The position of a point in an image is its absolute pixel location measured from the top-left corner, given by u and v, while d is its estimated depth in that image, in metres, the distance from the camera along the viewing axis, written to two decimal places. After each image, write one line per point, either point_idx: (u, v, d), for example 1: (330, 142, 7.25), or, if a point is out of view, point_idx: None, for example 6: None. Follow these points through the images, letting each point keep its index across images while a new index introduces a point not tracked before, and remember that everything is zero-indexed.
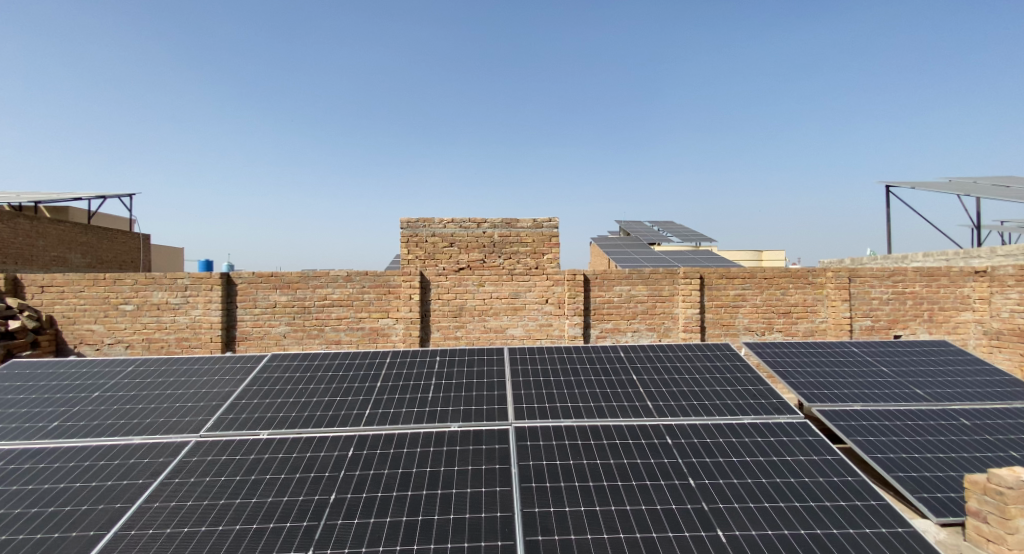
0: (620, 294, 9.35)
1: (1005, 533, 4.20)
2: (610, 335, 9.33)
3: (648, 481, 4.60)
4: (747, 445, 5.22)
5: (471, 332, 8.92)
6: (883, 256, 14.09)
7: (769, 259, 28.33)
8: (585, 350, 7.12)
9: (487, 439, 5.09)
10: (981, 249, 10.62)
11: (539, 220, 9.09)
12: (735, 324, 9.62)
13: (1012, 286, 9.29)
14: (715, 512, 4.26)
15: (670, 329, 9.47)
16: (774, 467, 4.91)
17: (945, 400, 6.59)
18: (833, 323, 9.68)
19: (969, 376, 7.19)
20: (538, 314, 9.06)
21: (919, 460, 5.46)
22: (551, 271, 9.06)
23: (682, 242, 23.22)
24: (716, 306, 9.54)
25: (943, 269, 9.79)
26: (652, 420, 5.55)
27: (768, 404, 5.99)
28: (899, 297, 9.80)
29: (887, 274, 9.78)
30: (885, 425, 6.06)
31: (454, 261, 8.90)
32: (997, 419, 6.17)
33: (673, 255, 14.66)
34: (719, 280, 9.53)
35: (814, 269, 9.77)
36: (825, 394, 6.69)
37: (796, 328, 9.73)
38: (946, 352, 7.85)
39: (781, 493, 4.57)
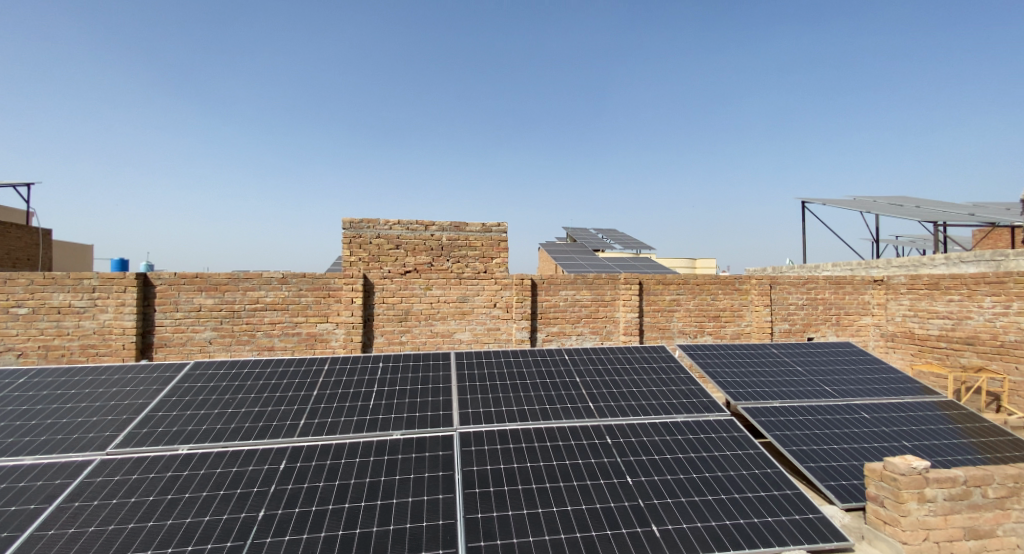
0: (565, 299, 9.56)
1: (898, 515, 4.61)
2: (556, 338, 9.50)
3: (589, 480, 4.71)
4: (680, 443, 5.49)
5: (417, 337, 8.75)
6: (800, 265, 15.42)
7: (703, 266, 30.13)
8: (531, 353, 7.18)
9: (430, 446, 4.99)
10: (879, 260, 11.92)
11: (488, 224, 9.09)
12: (671, 327, 10.12)
13: (903, 293, 10.49)
14: (650, 508, 4.45)
15: (611, 332, 9.79)
16: (704, 463, 5.20)
17: (849, 396, 7.31)
18: (756, 326, 10.44)
19: (869, 374, 8.02)
20: (486, 318, 9.05)
21: (827, 452, 6.02)
22: (499, 275, 9.08)
23: (624, 249, 24.13)
24: (654, 310, 10.00)
25: (849, 277, 10.87)
26: (593, 421, 5.70)
27: (699, 403, 6.35)
28: (813, 302, 10.76)
29: (803, 282, 10.71)
30: (800, 420, 6.61)
31: (399, 263, 8.69)
32: (891, 412, 6.93)
33: (615, 262, 15.20)
34: (657, 285, 10.00)
35: (740, 276, 10.48)
36: (749, 392, 7.19)
37: (724, 331, 10.41)
38: (851, 353, 8.70)
39: (709, 487, 4.85)
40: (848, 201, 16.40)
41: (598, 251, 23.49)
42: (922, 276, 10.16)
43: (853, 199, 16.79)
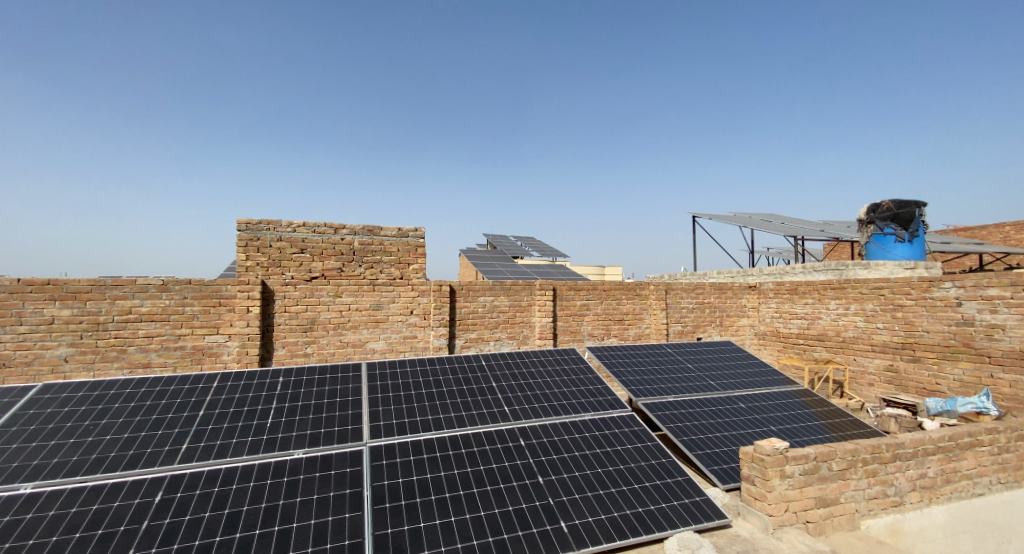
0: (484, 305, 9.65)
1: (765, 491, 5.29)
2: (474, 344, 9.53)
3: (502, 484, 4.81)
4: (588, 440, 5.80)
5: (325, 348, 8.26)
6: (692, 272, 17.13)
7: (611, 272, 32.08)
8: (447, 360, 7.13)
9: (337, 463, 4.73)
10: (754, 268, 13.59)
11: (404, 228, 8.88)
12: (581, 330, 10.64)
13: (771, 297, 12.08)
14: (559, 506, 4.66)
15: (527, 337, 10.05)
16: (608, 457, 5.56)
17: (729, 389, 8.24)
18: (654, 328, 11.37)
19: (746, 369, 9.11)
20: (402, 326, 8.80)
21: (711, 440, 6.74)
22: (416, 282, 8.91)
23: (541, 256, 24.90)
24: (566, 315, 10.45)
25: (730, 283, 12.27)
26: (507, 425, 5.80)
27: (605, 401, 6.76)
28: (701, 306, 11.97)
29: (693, 287, 11.88)
30: (689, 413, 7.31)
31: (305, 269, 8.18)
32: (762, 402, 7.94)
33: (531, 268, 15.64)
34: (569, 291, 10.47)
35: (641, 282, 11.34)
36: (648, 389, 7.79)
37: (628, 333, 11.17)
38: (731, 350, 9.79)
39: (613, 479, 5.21)
40: (730, 216, 18.53)
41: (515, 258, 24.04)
42: (785, 282, 11.78)
43: (734, 214, 19.01)
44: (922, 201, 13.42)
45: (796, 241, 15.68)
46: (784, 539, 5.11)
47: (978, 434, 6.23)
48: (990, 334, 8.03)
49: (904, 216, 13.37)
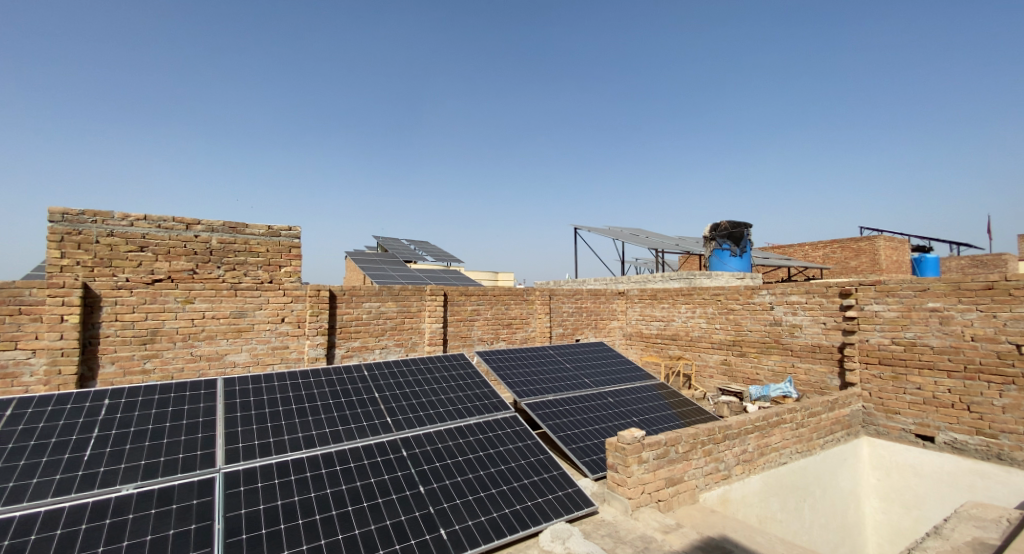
0: (369, 311, 9.23)
1: (626, 476, 5.88)
2: (356, 353, 9.05)
3: (380, 498, 4.67)
4: (471, 444, 5.90)
5: (170, 363, 7.16)
6: (573, 279, 18.37)
7: (503, 279, 32.71)
8: (327, 370, 6.66)
9: (179, 495, 4.14)
10: (624, 276, 15.02)
11: (275, 227, 8.13)
12: (471, 335, 10.72)
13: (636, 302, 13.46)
14: (439, 514, 4.68)
15: (416, 344, 9.84)
16: (490, 459, 5.71)
17: (601, 385, 9.00)
18: (539, 331, 11.92)
19: (616, 367, 10.00)
20: (270, 335, 7.99)
21: (585, 433, 7.31)
22: (289, 286, 8.18)
23: (434, 261, 24.57)
24: (456, 320, 10.45)
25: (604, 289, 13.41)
26: (388, 436, 5.62)
27: (490, 404, 6.92)
28: (579, 310, 12.89)
29: (573, 293, 12.74)
30: (567, 410, 7.83)
31: (145, 270, 7.06)
32: (628, 396, 8.81)
33: (423, 273, 15.41)
34: (459, 296, 10.48)
35: (528, 288, 11.83)
36: (531, 390, 8.15)
37: (515, 337, 11.55)
38: (604, 351, 10.67)
39: (494, 481, 5.37)
40: (606, 228, 20.30)
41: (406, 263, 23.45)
42: (648, 289, 13.22)
43: (612, 226, 20.79)
44: (750, 222, 16.10)
45: (657, 253, 17.72)
46: (640, 518, 5.72)
47: (783, 413, 7.64)
48: (792, 332, 9.90)
49: (737, 234, 15.87)
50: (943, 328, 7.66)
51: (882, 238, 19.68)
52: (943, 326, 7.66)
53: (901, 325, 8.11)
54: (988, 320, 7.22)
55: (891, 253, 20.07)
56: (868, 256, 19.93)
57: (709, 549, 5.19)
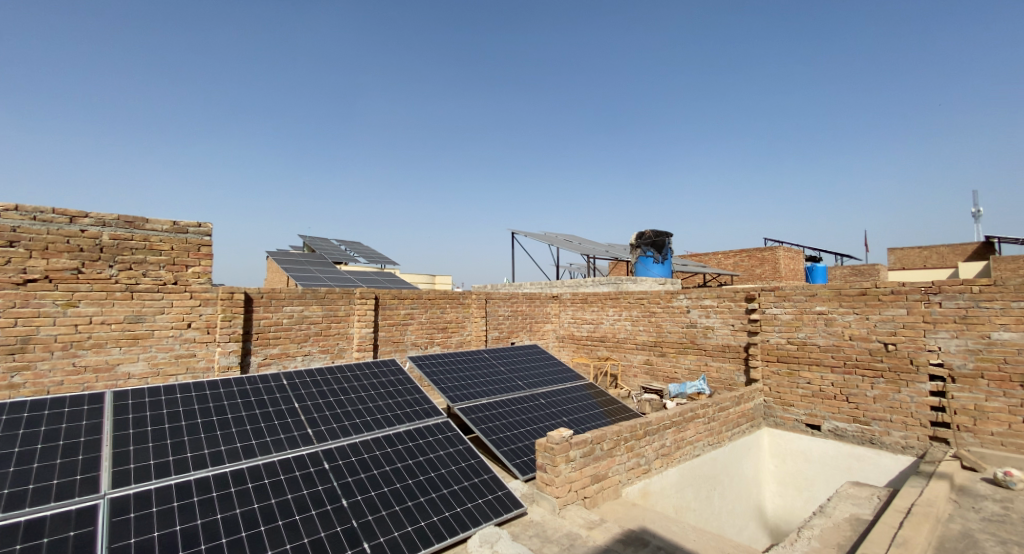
0: (290, 316, 8.70)
1: (554, 476, 6.01)
2: (275, 361, 8.49)
3: (297, 515, 4.41)
4: (399, 452, 5.72)
5: (47, 376, 6.29)
6: (509, 283, 18.54)
7: (439, 282, 32.27)
8: (244, 378, 6.16)
9: (53, 528, 3.64)
10: (558, 280, 15.40)
11: (181, 223, 7.42)
12: (403, 340, 10.44)
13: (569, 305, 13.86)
14: (362, 527, 4.50)
15: (343, 350, 9.42)
16: (419, 467, 5.58)
17: (534, 387, 9.14)
18: (475, 335, 11.89)
19: (550, 369, 10.20)
20: (173, 343, 7.28)
21: (516, 436, 7.39)
22: (196, 288, 7.52)
23: (366, 263, 23.68)
24: (388, 325, 10.13)
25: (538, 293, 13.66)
26: (308, 448, 5.29)
27: (420, 410, 6.78)
28: (514, 314, 13.02)
29: (509, 297, 12.84)
30: (499, 413, 7.86)
31: (17, 269, 6.16)
32: (560, 397, 9.02)
33: (354, 275, 14.80)
34: (392, 300, 10.18)
35: (464, 292, 11.75)
36: (464, 394, 8.09)
37: (450, 341, 11.42)
38: (539, 354, 10.84)
39: (423, 489, 5.27)
40: (541, 233, 20.71)
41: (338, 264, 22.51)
42: (579, 293, 13.65)
43: (547, 232, 21.26)
44: (671, 232, 17.17)
45: (589, 259, 18.36)
46: (566, 516, 5.87)
47: (697, 408, 8.20)
48: (706, 333, 10.66)
49: (660, 242, 16.85)
50: (828, 329, 8.61)
51: (782, 249, 21.85)
52: (828, 327, 8.61)
53: (795, 326, 9.03)
54: (863, 322, 8.22)
55: (789, 262, 22.32)
56: (771, 265, 21.99)
57: (630, 541, 5.42)
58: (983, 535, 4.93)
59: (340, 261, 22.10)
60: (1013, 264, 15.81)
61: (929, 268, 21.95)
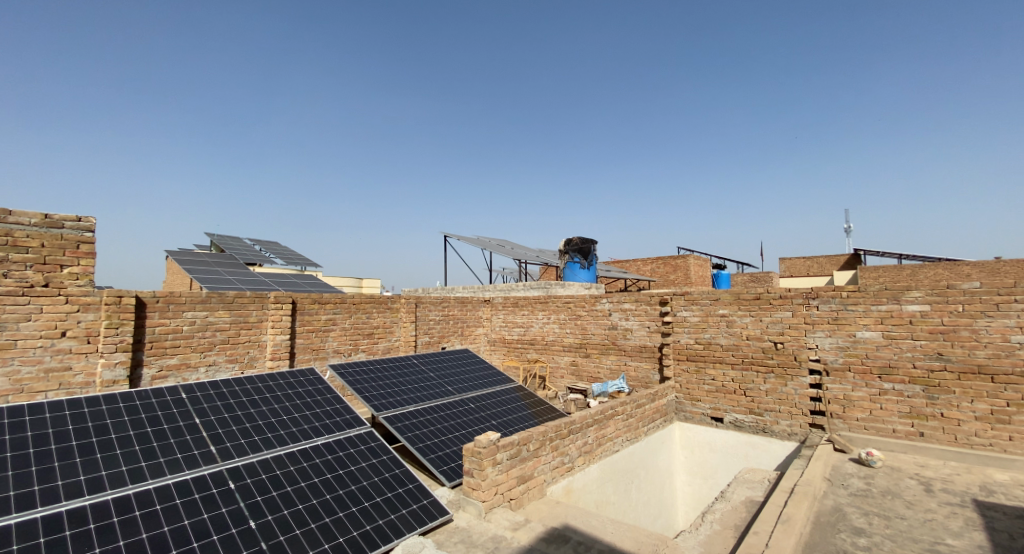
0: (192, 322, 7.96)
1: (480, 480, 6.03)
2: (173, 372, 7.71)
3: (197, 542, 4.01)
4: (317, 466, 5.42)
5: None
6: (440, 287, 18.33)
7: (367, 285, 31.09)
8: (135, 392, 5.49)
9: None
10: (490, 285, 15.48)
11: (56, 217, 6.54)
12: (324, 347, 9.94)
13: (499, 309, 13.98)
14: (273, 549, 4.20)
15: (255, 359, 8.77)
16: (338, 480, 5.32)
17: (463, 392, 9.11)
18: (403, 340, 11.61)
19: (480, 373, 10.21)
20: (44, 355, 6.37)
21: (444, 442, 7.32)
22: (74, 292, 6.64)
23: (286, 264, 22.24)
24: (307, 331, 9.58)
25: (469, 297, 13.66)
26: (211, 468, 4.82)
27: (341, 420, 6.48)
28: (446, 318, 12.89)
29: (440, 301, 12.67)
30: (427, 420, 7.74)
31: None
32: (489, 401, 9.07)
33: (272, 278, 13.85)
34: (312, 304, 9.67)
35: (392, 296, 11.43)
36: (389, 402, 7.86)
37: (377, 347, 11.07)
38: (469, 359, 10.80)
39: (342, 503, 5.03)
40: (474, 238, 20.71)
41: (253, 265, 20.96)
42: (510, 297, 13.83)
43: (479, 236, 21.31)
44: (597, 239, 18.01)
45: (520, 263, 18.65)
46: (492, 519, 5.90)
47: (616, 406, 8.62)
48: (626, 334, 11.25)
49: (586, 249, 17.58)
50: (729, 329, 9.45)
51: (694, 257, 23.66)
52: (729, 328, 9.45)
53: (702, 328, 9.81)
54: (757, 323, 9.12)
55: (699, 269, 24.23)
56: (683, 272, 23.71)
57: (552, 539, 5.58)
58: (849, 508, 5.68)
59: (256, 262, 20.60)
60: (875, 273, 18.34)
61: (812, 276, 24.85)
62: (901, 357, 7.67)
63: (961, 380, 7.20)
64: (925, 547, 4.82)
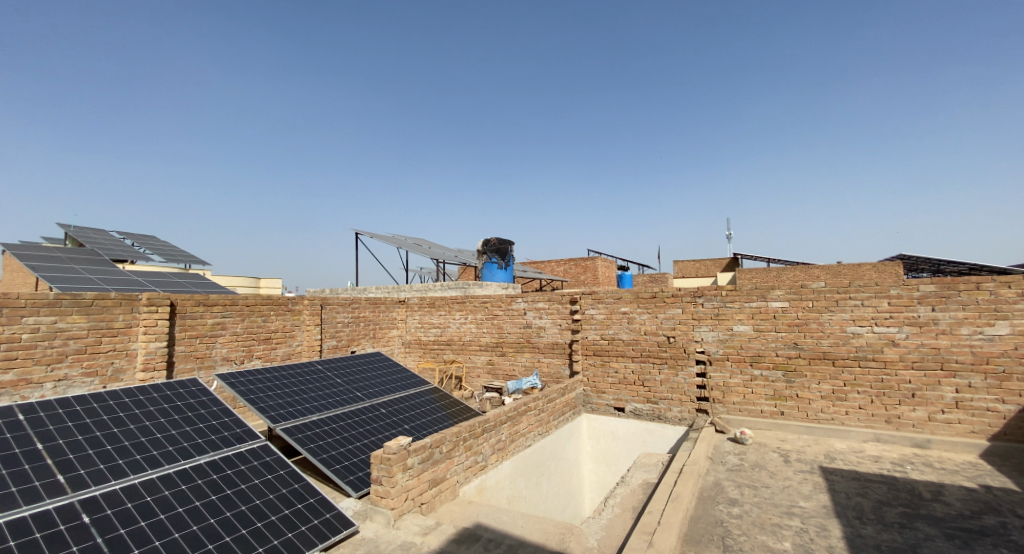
0: (35, 330, 6.78)
1: (390, 487, 5.85)
2: (8, 391, 6.50)
3: None
4: (198, 488, 4.84)
5: None
6: (350, 287, 17.46)
7: (266, 286, 28.70)
8: None
9: None
10: (405, 285, 15.06)
11: None
12: (211, 355, 8.98)
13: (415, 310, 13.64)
14: None
15: (120, 371, 7.67)
16: (225, 501, 4.80)
17: (373, 397, 8.77)
18: (306, 345, 10.87)
19: (393, 377, 9.90)
20: None
21: (350, 451, 6.97)
22: None
23: (168, 261, 19.77)
24: (189, 337, 8.59)
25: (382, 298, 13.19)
26: (57, 501, 4.06)
27: (231, 436, 5.89)
28: (355, 320, 12.30)
29: (349, 302, 12.06)
30: (331, 429, 7.31)
31: None
32: (400, 405, 8.82)
33: (148, 277, 12.25)
34: (195, 307, 8.70)
35: (293, 297, 10.67)
36: (289, 412, 7.30)
37: (275, 353, 10.26)
38: (381, 362, 10.42)
39: (229, 526, 4.54)
40: (389, 236, 20.03)
41: (125, 262, 18.36)
42: (426, 297, 13.56)
43: (394, 234, 20.63)
44: (513, 241, 18.18)
45: (438, 263, 18.36)
46: (401, 526, 5.75)
47: (529, 402, 8.83)
48: (539, 332, 11.57)
49: (504, 250, 17.71)
50: (630, 326, 10.13)
51: (601, 259, 25.02)
52: (630, 324, 10.13)
53: (606, 324, 10.41)
54: (654, 319, 9.87)
55: (606, 270, 25.68)
56: (592, 273, 24.97)
57: (462, 540, 5.57)
58: (727, 482, 6.38)
59: (129, 259, 18.06)
60: (749, 274, 20.77)
61: (701, 277, 27.50)
62: (767, 347, 8.76)
63: (812, 365, 8.40)
64: (783, 509, 5.56)
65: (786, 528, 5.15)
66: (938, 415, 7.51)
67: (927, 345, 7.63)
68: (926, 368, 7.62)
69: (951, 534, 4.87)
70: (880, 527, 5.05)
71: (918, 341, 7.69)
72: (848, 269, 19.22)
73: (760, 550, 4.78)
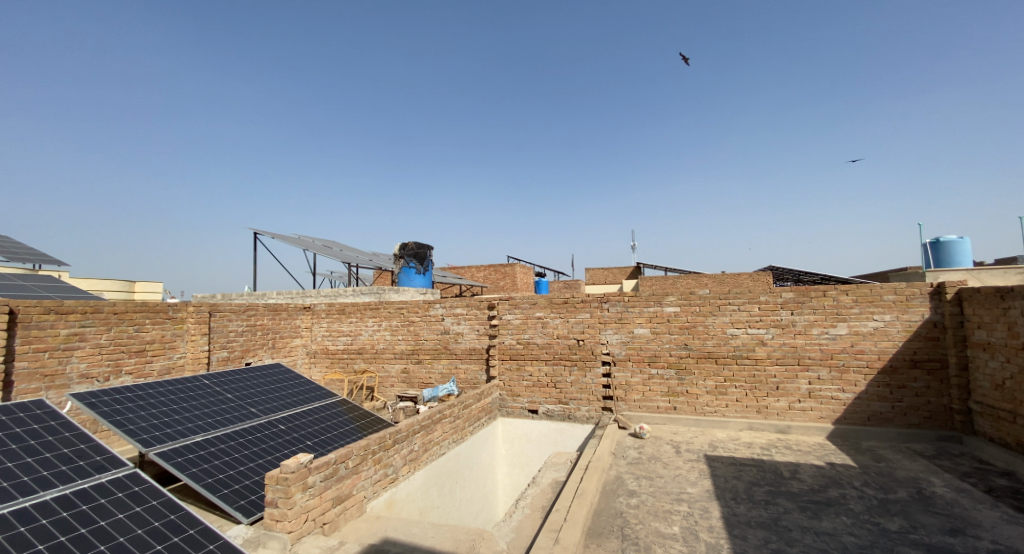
0: None
1: (287, 509, 5.44)
2: None
3: None
4: (43, 529, 4.11)
5: None
6: (247, 293, 16.03)
7: (143, 290, 25.37)
8: None
9: None
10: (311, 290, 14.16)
11: None
12: (65, 372, 7.72)
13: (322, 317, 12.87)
14: None
15: None
16: (78, 542, 4.12)
17: (269, 412, 8.08)
18: (190, 357, 9.76)
19: (294, 390, 9.23)
20: None
21: (240, 474, 6.36)
22: None
23: (12, 260, 16.71)
24: (35, 351, 7.32)
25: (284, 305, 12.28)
26: None
27: (88, 465, 5.08)
28: (251, 328, 11.29)
29: (243, 310, 11.04)
30: (218, 451, 6.61)
31: None
32: (301, 419, 8.24)
33: None
34: (44, 315, 7.45)
35: (174, 304, 9.55)
36: (165, 434, 6.48)
37: (150, 367, 9.09)
38: (280, 374, 9.67)
39: None
40: (295, 237, 18.73)
41: None
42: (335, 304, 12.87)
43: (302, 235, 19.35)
44: (432, 245, 17.90)
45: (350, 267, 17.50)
46: (299, 550, 5.37)
47: (444, 409, 8.74)
48: (456, 338, 11.48)
49: (421, 254, 17.42)
50: (544, 330, 10.44)
51: (519, 265, 25.52)
52: (544, 328, 10.44)
53: (522, 329, 10.63)
54: (565, 324, 10.27)
55: (523, 277, 26.25)
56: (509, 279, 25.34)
57: None
58: (626, 475, 6.80)
59: None
60: (650, 281, 22.41)
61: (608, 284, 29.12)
62: (662, 348, 9.51)
63: (699, 363, 9.27)
64: (673, 496, 6.05)
65: (675, 513, 5.61)
66: (796, 404, 8.65)
67: (788, 344, 8.77)
68: (787, 363, 8.75)
69: (804, 506, 5.62)
70: (751, 504, 5.70)
71: (781, 340, 8.82)
72: (730, 277, 21.45)
73: (653, 536, 5.14)
